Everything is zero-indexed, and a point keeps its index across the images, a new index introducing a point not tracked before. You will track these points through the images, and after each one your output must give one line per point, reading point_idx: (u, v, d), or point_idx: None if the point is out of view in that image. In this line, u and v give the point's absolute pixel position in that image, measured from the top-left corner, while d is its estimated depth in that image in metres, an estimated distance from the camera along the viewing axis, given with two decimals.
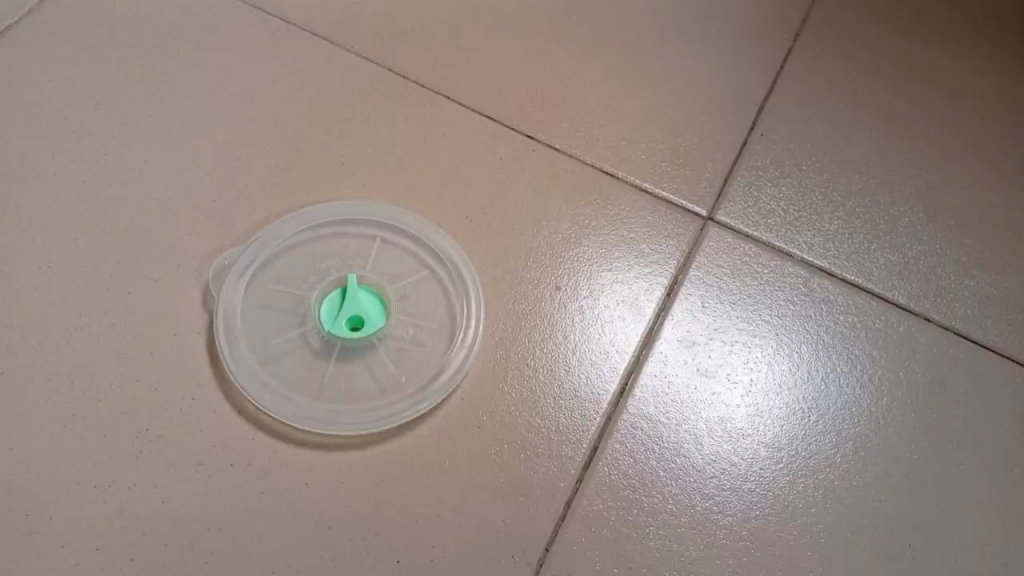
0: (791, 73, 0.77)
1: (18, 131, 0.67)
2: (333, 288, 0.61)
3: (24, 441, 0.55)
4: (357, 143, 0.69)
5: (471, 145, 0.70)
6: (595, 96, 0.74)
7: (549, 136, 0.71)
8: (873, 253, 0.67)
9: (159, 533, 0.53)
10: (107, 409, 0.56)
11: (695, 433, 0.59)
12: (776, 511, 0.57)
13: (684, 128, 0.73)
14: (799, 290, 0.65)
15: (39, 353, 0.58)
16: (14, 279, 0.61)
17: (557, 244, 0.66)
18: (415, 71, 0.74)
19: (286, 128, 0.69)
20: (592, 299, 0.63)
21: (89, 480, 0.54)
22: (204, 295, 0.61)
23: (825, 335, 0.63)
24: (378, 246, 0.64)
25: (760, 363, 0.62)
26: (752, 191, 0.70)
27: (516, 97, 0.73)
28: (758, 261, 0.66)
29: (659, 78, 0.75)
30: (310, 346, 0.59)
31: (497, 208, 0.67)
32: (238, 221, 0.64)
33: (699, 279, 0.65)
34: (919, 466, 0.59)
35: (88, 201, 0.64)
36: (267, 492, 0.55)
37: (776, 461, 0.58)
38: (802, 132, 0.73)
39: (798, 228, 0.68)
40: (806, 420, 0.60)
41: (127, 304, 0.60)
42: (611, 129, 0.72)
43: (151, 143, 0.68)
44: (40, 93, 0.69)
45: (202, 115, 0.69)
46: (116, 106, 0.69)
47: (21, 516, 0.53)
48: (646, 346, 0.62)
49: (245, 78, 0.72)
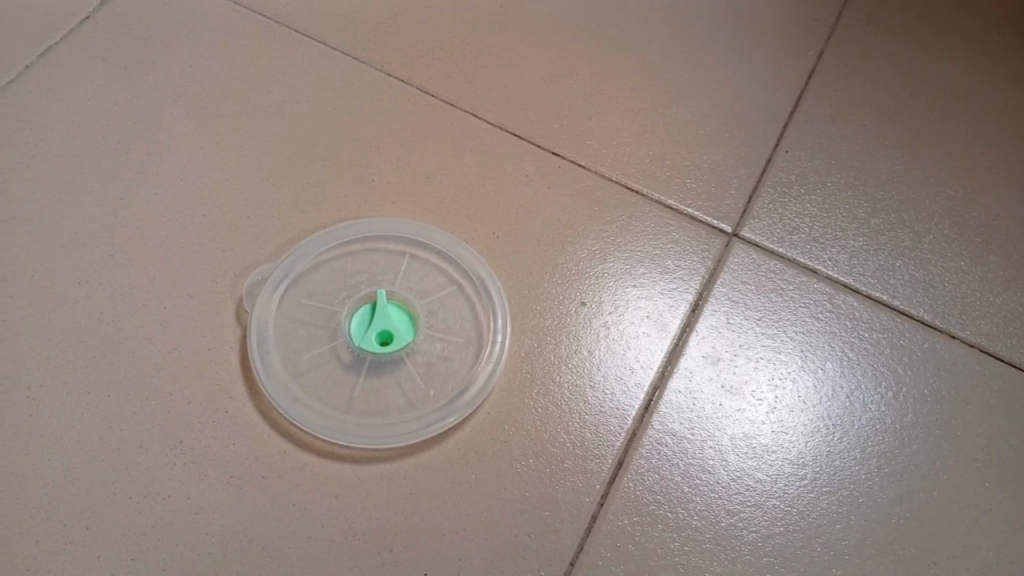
0: (816, 89, 0.77)
1: (57, 147, 0.69)
2: (362, 303, 0.62)
3: (62, 453, 0.57)
4: (386, 161, 0.70)
5: (498, 162, 0.71)
6: (621, 114, 0.75)
7: (575, 154, 0.72)
8: (898, 270, 0.68)
9: (191, 543, 0.54)
10: (142, 422, 0.58)
11: (720, 449, 0.59)
12: (801, 527, 0.57)
13: (708, 145, 0.73)
14: (822, 307, 0.65)
15: (77, 366, 0.60)
16: (53, 293, 0.62)
17: (582, 260, 0.67)
18: (443, 90, 0.75)
19: (315, 145, 0.71)
20: (617, 315, 0.64)
21: (125, 491, 0.56)
22: (237, 309, 0.63)
23: (850, 351, 0.64)
24: (406, 263, 0.65)
25: (784, 379, 0.62)
26: (777, 207, 0.70)
27: (543, 115, 0.74)
28: (783, 277, 0.67)
29: (683, 95, 0.76)
30: (340, 360, 0.61)
31: (523, 224, 0.68)
32: (270, 238, 0.66)
33: (724, 295, 0.65)
34: (943, 484, 0.59)
35: (125, 217, 0.66)
36: (297, 505, 0.56)
37: (801, 477, 0.59)
38: (827, 148, 0.74)
39: (823, 245, 0.69)
40: (830, 437, 0.60)
41: (162, 319, 0.62)
42: (636, 147, 0.73)
43: (185, 160, 0.69)
44: (79, 109, 0.71)
45: (236, 132, 0.71)
46: (152, 124, 0.71)
47: (59, 526, 0.54)
48: (670, 362, 0.62)
49: (277, 96, 0.73)
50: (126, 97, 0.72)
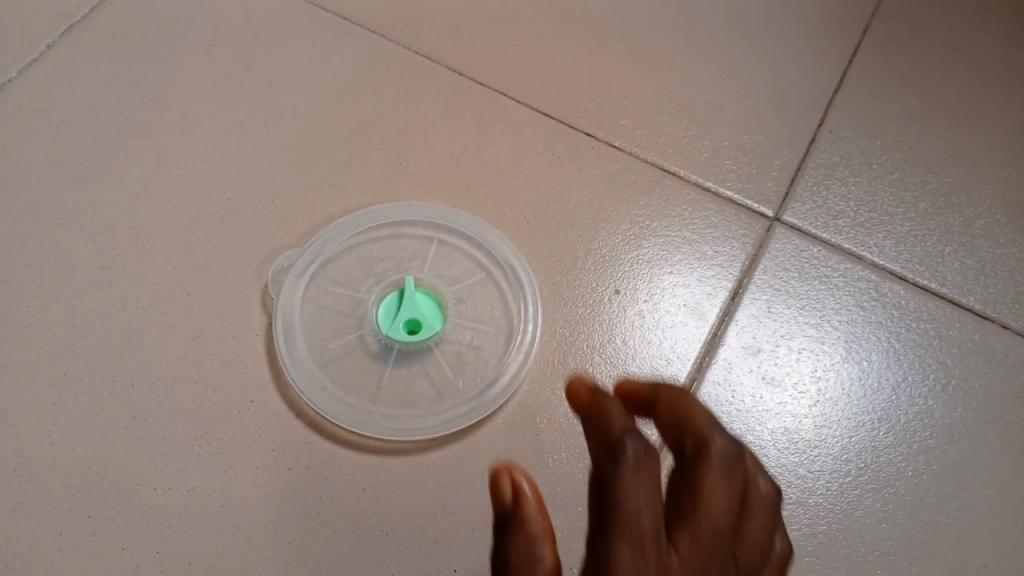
0: (862, 66, 0.74)
1: (80, 128, 0.67)
2: (390, 290, 0.61)
3: (86, 443, 0.56)
4: (414, 143, 0.68)
5: (529, 144, 0.69)
6: (658, 94, 0.72)
7: (609, 135, 0.69)
8: (947, 257, 0.65)
9: (217, 536, 0.54)
10: (166, 411, 0.57)
11: (761, 444, 0.58)
12: (842, 526, 0.56)
13: (748, 125, 0.70)
14: (868, 295, 0.63)
15: (101, 354, 0.58)
16: (76, 278, 0.61)
17: (617, 245, 0.64)
18: (472, 69, 0.72)
19: (341, 127, 0.69)
20: (653, 303, 0.62)
21: (150, 482, 0.55)
22: (262, 295, 0.61)
23: (896, 342, 0.62)
24: (434, 249, 0.63)
25: (828, 371, 0.60)
26: (820, 190, 0.67)
27: (576, 95, 0.71)
28: (827, 264, 0.64)
29: (722, 73, 0.73)
30: (368, 348, 0.59)
31: (554, 208, 0.66)
32: (295, 223, 0.64)
33: (765, 283, 0.63)
34: (994, 482, 0.58)
35: (148, 201, 0.64)
36: (325, 497, 0.55)
37: (845, 474, 0.57)
38: (873, 128, 0.71)
39: (868, 230, 0.66)
40: (875, 432, 0.59)
41: (186, 305, 0.60)
42: (673, 127, 0.70)
43: (208, 142, 0.67)
44: (102, 89, 0.69)
45: (260, 113, 0.69)
46: (175, 105, 0.69)
47: (83, 518, 0.54)
48: (709, 353, 0.60)
49: (302, 75, 0.71)
50: (148, 77, 0.70)
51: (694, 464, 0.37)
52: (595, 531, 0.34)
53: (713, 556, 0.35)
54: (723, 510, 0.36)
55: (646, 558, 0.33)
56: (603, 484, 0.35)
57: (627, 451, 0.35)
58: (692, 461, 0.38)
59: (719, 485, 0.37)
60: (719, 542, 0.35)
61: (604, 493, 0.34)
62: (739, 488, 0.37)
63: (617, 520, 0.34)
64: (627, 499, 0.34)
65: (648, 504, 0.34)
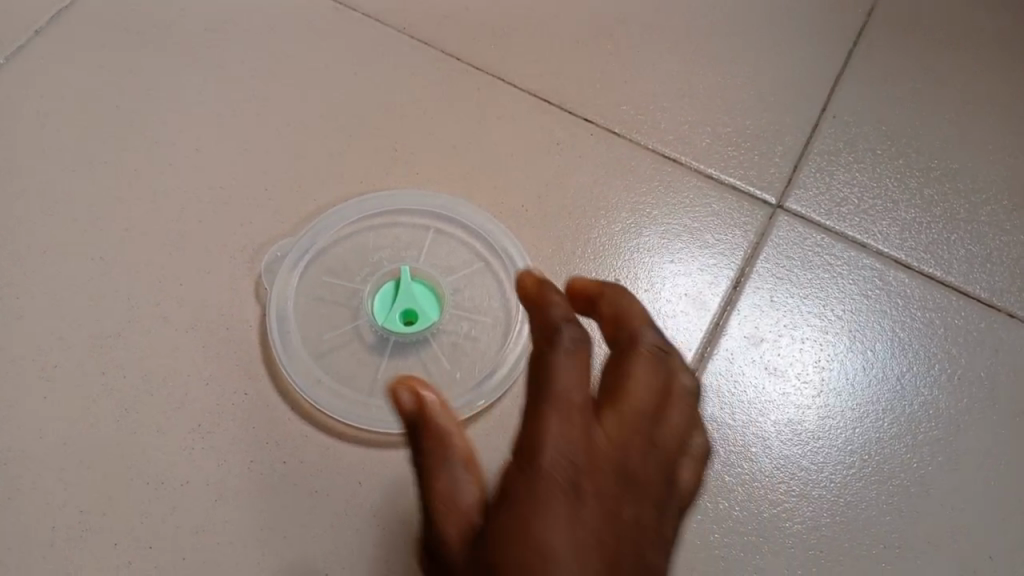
0: (868, 48, 0.72)
1: (69, 116, 0.66)
2: (386, 279, 0.60)
3: (78, 437, 0.55)
4: (409, 129, 0.67)
5: (527, 130, 0.67)
6: (659, 78, 0.70)
7: (609, 121, 0.68)
8: (952, 245, 0.64)
9: (211, 531, 0.53)
10: (159, 405, 0.56)
11: (763, 435, 0.57)
12: (846, 518, 0.55)
13: (751, 110, 0.69)
14: (872, 283, 0.62)
15: (92, 346, 0.57)
16: (67, 269, 0.60)
17: (617, 234, 0.63)
18: (469, 52, 0.71)
19: (336, 113, 0.67)
20: (653, 293, 0.61)
21: (143, 477, 0.54)
22: (256, 286, 0.60)
23: (901, 332, 0.61)
24: (431, 238, 0.62)
25: (831, 361, 0.59)
26: (824, 176, 0.66)
27: (576, 79, 0.70)
28: (831, 252, 0.63)
29: (725, 56, 0.71)
30: (364, 339, 0.58)
31: (552, 196, 0.64)
32: (289, 212, 0.63)
33: (768, 271, 0.62)
34: (1000, 473, 0.57)
35: (140, 190, 0.63)
36: (320, 491, 0.54)
37: (849, 466, 0.57)
38: (878, 113, 0.69)
39: (873, 217, 0.65)
40: (879, 423, 0.58)
41: (179, 297, 0.59)
42: (674, 113, 0.69)
43: (201, 130, 0.66)
44: (91, 75, 0.68)
45: (253, 100, 0.67)
46: (167, 91, 0.67)
47: (75, 513, 0.53)
48: (710, 342, 0.59)
49: (295, 60, 0.69)
50: (139, 62, 0.68)
51: (628, 355, 0.40)
52: (529, 400, 0.35)
53: (637, 431, 0.36)
54: (649, 394, 0.38)
55: (572, 426, 0.34)
56: (538, 358, 0.36)
57: (562, 335, 0.37)
58: (625, 351, 0.40)
59: (645, 372, 0.38)
60: (644, 421, 0.37)
61: (538, 366, 0.36)
62: (667, 376, 0.39)
63: (547, 391, 0.35)
64: (558, 373, 0.35)
65: (578, 379, 0.35)
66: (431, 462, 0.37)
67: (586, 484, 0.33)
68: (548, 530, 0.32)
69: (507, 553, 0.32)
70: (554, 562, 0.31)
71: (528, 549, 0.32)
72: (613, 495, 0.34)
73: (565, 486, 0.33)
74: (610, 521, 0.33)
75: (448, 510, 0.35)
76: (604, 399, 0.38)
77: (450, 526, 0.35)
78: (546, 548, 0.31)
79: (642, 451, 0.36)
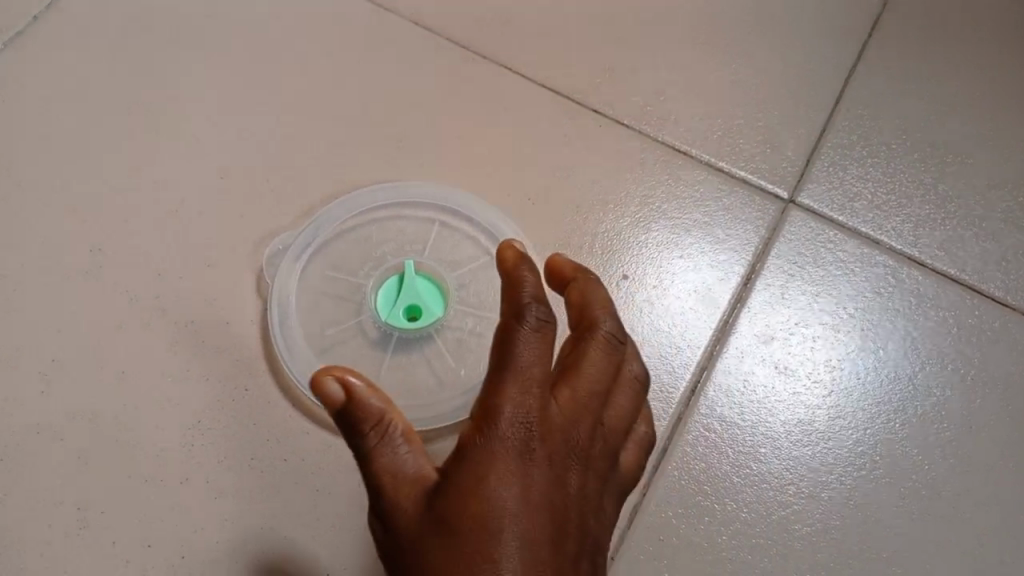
0: (884, 38, 0.70)
1: (68, 103, 0.65)
2: (390, 274, 0.59)
3: (76, 433, 0.54)
4: (414, 119, 0.65)
5: (534, 121, 0.66)
6: (669, 67, 0.69)
7: (618, 112, 0.67)
8: (967, 242, 0.63)
9: (210, 530, 0.52)
10: (158, 401, 0.55)
11: (773, 436, 0.56)
12: (857, 522, 0.54)
13: (763, 102, 0.68)
14: (885, 281, 0.61)
15: (90, 340, 0.56)
16: (65, 261, 0.59)
17: (625, 228, 0.62)
18: (476, 40, 0.69)
19: (339, 102, 0.66)
20: (662, 289, 0.60)
21: (142, 474, 0.53)
22: (257, 280, 0.59)
23: (915, 331, 0.59)
24: (436, 231, 0.61)
25: (843, 360, 0.58)
26: (837, 170, 0.65)
27: (585, 68, 0.68)
28: (843, 249, 0.62)
29: (738, 44, 0.70)
30: (367, 335, 0.57)
31: (559, 189, 0.63)
32: (292, 204, 0.62)
33: (780, 268, 0.61)
34: (1014, 476, 0.56)
35: (139, 180, 0.62)
36: (321, 490, 0.53)
37: (860, 468, 0.56)
38: (892, 106, 0.68)
39: (886, 213, 0.63)
40: (891, 424, 0.57)
41: (178, 290, 0.58)
42: (684, 104, 0.67)
43: (202, 118, 0.65)
44: (91, 62, 0.66)
45: (255, 87, 0.66)
46: (167, 78, 0.66)
47: (73, 510, 0.52)
48: (720, 340, 0.58)
49: (298, 47, 0.68)
50: (139, 48, 0.67)
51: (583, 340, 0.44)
52: (492, 369, 0.39)
53: (586, 409, 0.41)
54: (599, 377, 0.42)
55: (529, 399, 0.39)
56: (505, 330, 0.39)
57: (528, 314, 0.39)
58: (582, 335, 0.44)
59: (597, 356, 0.43)
60: (594, 400, 0.42)
61: (504, 339, 0.39)
62: (614, 361, 0.44)
63: (510, 365, 0.38)
64: (520, 352, 0.38)
65: (539, 355, 0.39)
66: (374, 442, 0.40)
67: (538, 452, 0.39)
68: (502, 492, 0.38)
69: (464, 507, 0.38)
70: (506, 519, 0.37)
71: (484, 506, 0.37)
72: (558, 464, 0.40)
73: (519, 452, 0.38)
74: (553, 487, 0.39)
75: (399, 483, 0.40)
76: (556, 377, 0.43)
77: (404, 496, 0.39)
78: (498, 505, 0.37)
79: (586, 429, 0.41)
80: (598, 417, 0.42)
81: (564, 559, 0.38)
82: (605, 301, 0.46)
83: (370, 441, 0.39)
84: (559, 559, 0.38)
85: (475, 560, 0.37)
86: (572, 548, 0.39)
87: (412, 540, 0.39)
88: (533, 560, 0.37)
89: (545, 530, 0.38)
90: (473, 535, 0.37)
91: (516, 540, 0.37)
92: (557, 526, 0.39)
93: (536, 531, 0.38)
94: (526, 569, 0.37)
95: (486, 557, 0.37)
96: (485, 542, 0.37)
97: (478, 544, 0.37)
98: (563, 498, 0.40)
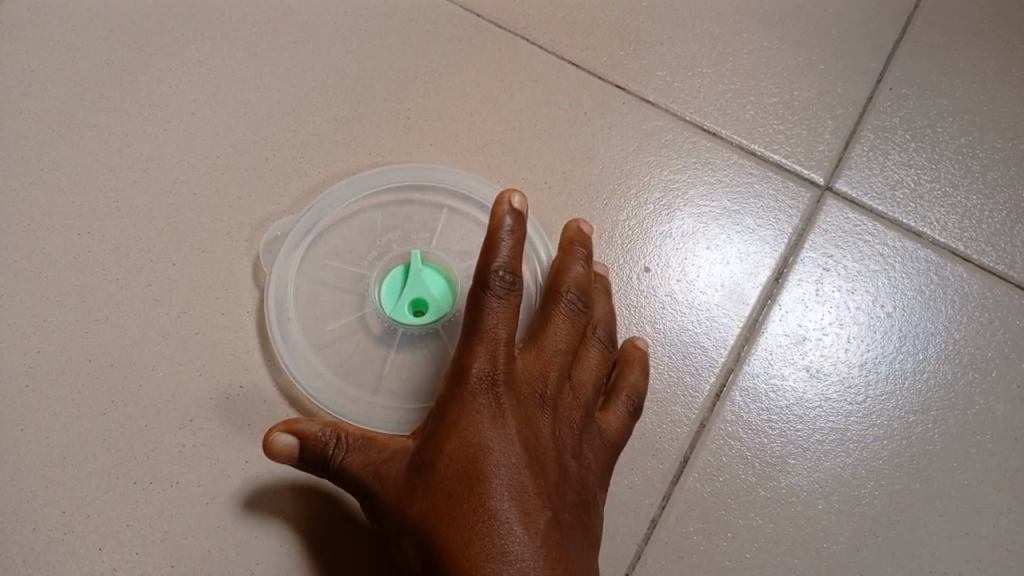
0: (933, 10, 0.65)
1: (56, 75, 0.61)
2: (396, 265, 0.54)
3: (61, 430, 0.51)
4: (423, 94, 0.61)
5: (552, 97, 0.61)
6: (698, 40, 0.64)
7: (641, 89, 0.62)
8: (1016, 236, 0.58)
9: (203, 537, 0.49)
10: (148, 397, 0.52)
11: (803, 446, 0.52)
12: (889, 540, 0.51)
13: (799, 79, 0.63)
14: (927, 278, 0.57)
15: (76, 330, 0.53)
16: (51, 246, 0.55)
17: (647, 216, 0.58)
18: (490, 8, 0.64)
19: (343, 75, 0.61)
20: (686, 283, 0.56)
21: (130, 476, 0.50)
22: (255, 267, 0.55)
23: (956, 332, 0.55)
24: (445, 218, 0.57)
25: (880, 364, 0.54)
26: (879, 155, 0.60)
27: (606, 39, 0.64)
28: (882, 240, 0.57)
29: (772, 15, 0.65)
30: (369, 330, 0.54)
31: (577, 172, 0.59)
32: (292, 185, 0.58)
33: (813, 261, 0.57)
34: None
35: (130, 158, 0.58)
36: (320, 495, 0.50)
37: (895, 482, 0.52)
38: (940, 84, 0.63)
39: (930, 204, 0.59)
40: (928, 434, 0.53)
41: (171, 277, 0.55)
42: (714, 80, 0.63)
43: (197, 92, 0.61)
44: (80, 30, 0.62)
45: (254, 59, 0.62)
46: (161, 48, 0.62)
47: (58, 514, 0.49)
48: (747, 342, 0.54)
49: (299, 14, 0.63)
50: (130, 14, 0.63)
51: (549, 305, 0.48)
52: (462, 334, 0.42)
53: (552, 363, 0.45)
54: (566, 337, 0.47)
55: (499, 359, 0.41)
56: (472, 297, 0.41)
57: (494, 281, 0.41)
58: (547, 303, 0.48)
59: (560, 322, 0.47)
60: (561, 355, 0.46)
61: (472, 305, 0.41)
62: (579, 325, 0.48)
63: (478, 329, 0.41)
64: (488, 317, 0.41)
65: (506, 318, 0.41)
66: (343, 455, 0.41)
67: (506, 400, 0.41)
68: (478, 429, 0.40)
69: (442, 448, 0.40)
70: (482, 454, 0.40)
71: (461, 445, 0.40)
72: (525, 406, 0.42)
73: (490, 399, 0.41)
74: (527, 427, 0.41)
75: (378, 467, 0.41)
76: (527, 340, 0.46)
77: (386, 471, 0.41)
78: (473, 442, 0.40)
79: (554, 379, 0.44)
80: (566, 370, 0.46)
81: (547, 488, 0.41)
82: (582, 276, 0.49)
83: (339, 453, 0.41)
84: (542, 487, 0.40)
85: (456, 492, 0.39)
86: (557, 480, 0.41)
87: (397, 496, 0.40)
88: (515, 484, 0.39)
89: (522, 459, 0.40)
90: (455, 472, 0.40)
91: (495, 471, 0.39)
92: (535, 460, 0.41)
93: (513, 459, 0.40)
94: (510, 491, 0.39)
95: (470, 490, 0.39)
96: (466, 481, 0.39)
97: (460, 477, 0.39)
98: (539, 439, 0.42)
